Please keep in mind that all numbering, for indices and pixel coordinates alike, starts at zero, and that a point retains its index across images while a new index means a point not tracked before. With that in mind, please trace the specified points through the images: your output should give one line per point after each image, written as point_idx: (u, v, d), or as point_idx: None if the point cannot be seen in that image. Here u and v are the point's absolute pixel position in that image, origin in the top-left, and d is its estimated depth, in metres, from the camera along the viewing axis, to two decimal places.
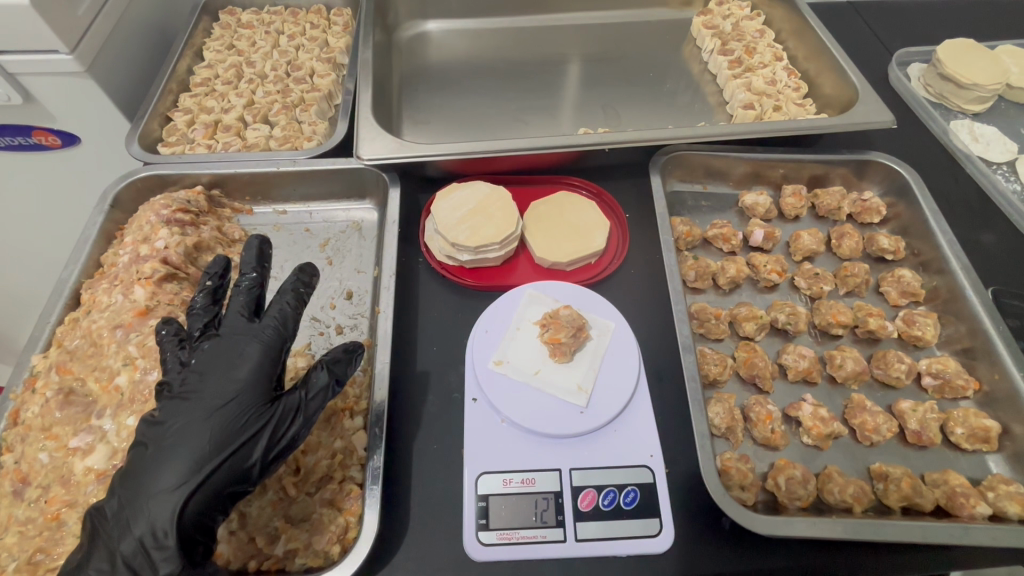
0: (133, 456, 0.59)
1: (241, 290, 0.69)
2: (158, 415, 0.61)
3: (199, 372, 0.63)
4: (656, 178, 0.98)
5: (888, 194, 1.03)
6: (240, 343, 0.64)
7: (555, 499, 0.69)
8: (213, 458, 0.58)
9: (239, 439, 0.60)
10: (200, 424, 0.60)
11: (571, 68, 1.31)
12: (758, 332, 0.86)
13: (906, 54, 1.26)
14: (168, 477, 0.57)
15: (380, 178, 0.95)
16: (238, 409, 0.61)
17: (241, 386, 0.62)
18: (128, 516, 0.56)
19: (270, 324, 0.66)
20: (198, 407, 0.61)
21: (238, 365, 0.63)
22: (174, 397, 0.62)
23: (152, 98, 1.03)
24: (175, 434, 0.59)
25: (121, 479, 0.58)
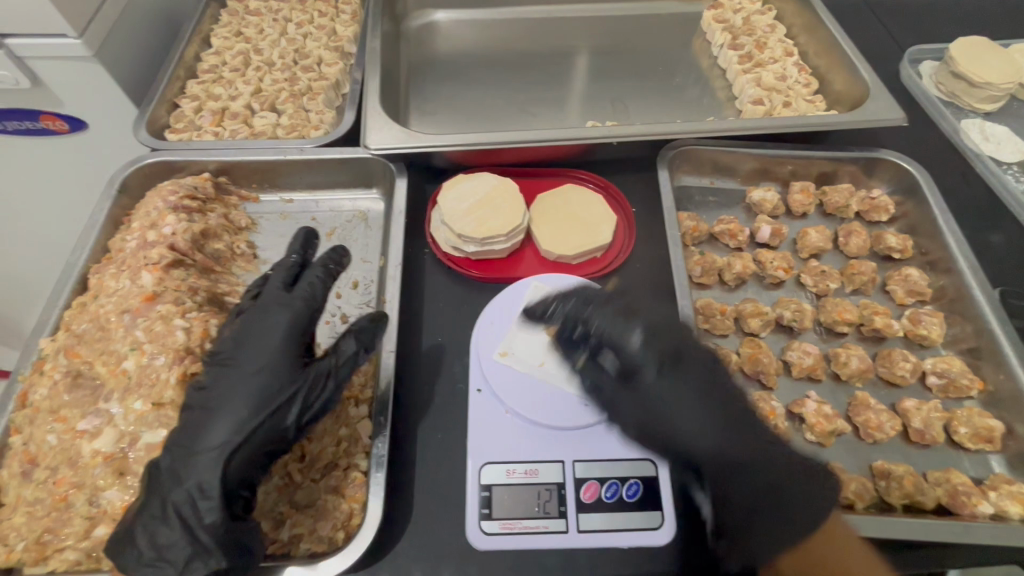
0: (183, 417, 0.62)
1: (280, 269, 0.71)
2: (203, 381, 0.64)
3: (239, 341, 0.65)
4: (664, 172, 0.98)
5: (896, 192, 1.03)
6: (273, 314, 0.66)
7: (557, 490, 0.69)
8: (252, 417, 0.60)
9: (276, 400, 0.61)
10: (239, 388, 0.62)
11: (579, 60, 1.30)
12: (763, 328, 0.86)
13: (919, 52, 1.25)
14: (212, 436, 0.59)
15: (387, 168, 0.95)
16: (273, 375, 0.62)
17: (274, 353, 0.64)
18: (177, 471, 0.58)
19: (303, 295, 0.68)
20: (238, 373, 0.63)
21: (273, 333, 0.65)
22: (217, 364, 0.65)
23: (160, 84, 1.03)
24: (217, 397, 0.62)
25: (172, 438, 0.61)
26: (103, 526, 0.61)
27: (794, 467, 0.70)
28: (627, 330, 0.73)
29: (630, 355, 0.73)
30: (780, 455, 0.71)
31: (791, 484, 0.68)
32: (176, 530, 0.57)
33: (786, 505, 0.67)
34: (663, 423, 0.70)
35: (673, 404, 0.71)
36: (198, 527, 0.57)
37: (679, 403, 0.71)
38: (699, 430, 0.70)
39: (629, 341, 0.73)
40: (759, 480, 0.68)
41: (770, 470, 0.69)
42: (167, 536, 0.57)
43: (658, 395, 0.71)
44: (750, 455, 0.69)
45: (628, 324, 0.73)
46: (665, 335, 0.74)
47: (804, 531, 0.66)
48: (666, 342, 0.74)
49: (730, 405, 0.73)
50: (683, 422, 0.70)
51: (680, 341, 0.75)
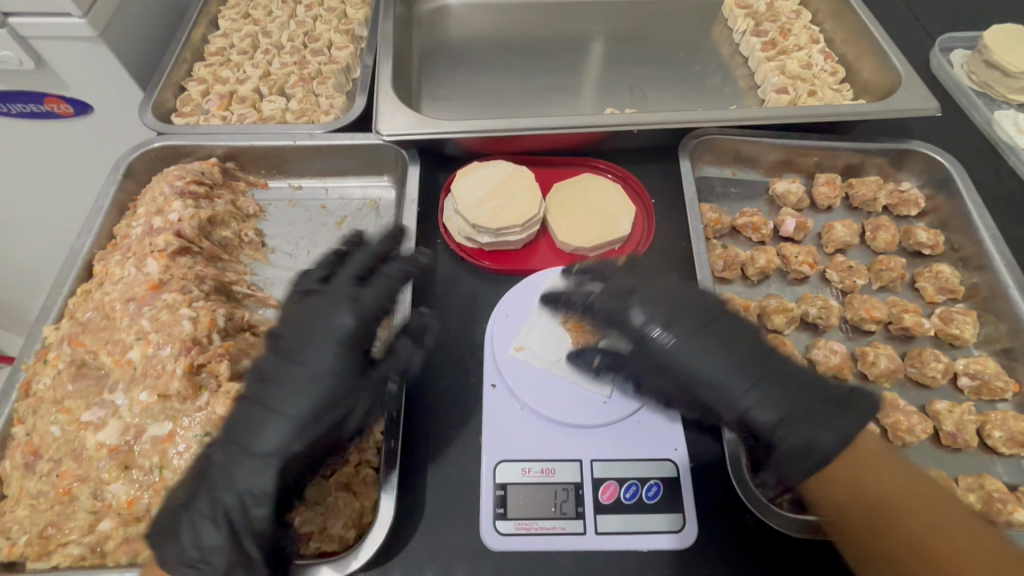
0: (238, 408, 0.60)
1: (356, 264, 0.69)
2: (267, 375, 0.62)
3: (301, 334, 0.63)
4: (686, 162, 0.95)
5: (926, 186, 0.99)
6: (339, 312, 0.64)
7: (574, 490, 0.67)
8: (313, 425, 0.59)
9: (339, 409, 0.61)
10: (306, 392, 0.60)
11: (595, 46, 1.26)
12: (787, 324, 0.83)
13: (950, 40, 1.20)
14: (270, 439, 0.58)
15: (399, 155, 0.92)
16: (341, 384, 0.61)
17: (344, 361, 0.62)
18: (232, 470, 0.57)
19: (374, 300, 0.66)
20: (300, 372, 0.61)
21: (338, 333, 0.63)
22: (278, 355, 0.63)
23: (167, 66, 1.00)
24: (279, 395, 0.60)
25: (227, 431, 0.59)
26: (107, 521, 0.59)
27: (822, 388, 0.64)
28: (625, 300, 0.69)
29: (631, 326, 0.69)
30: (806, 381, 0.64)
31: (821, 407, 0.62)
32: (222, 533, 0.56)
33: (819, 428, 0.61)
34: (682, 381, 0.66)
35: (685, 361, 0.65)
36: (246, 534, 0.56)
37: (689, 360, 0.66)
38: (717, 380, 0.65)
39: (627, 310, 0.69)
40: (787, 409, 0.62)
41: (798, 398, 0.63)
42: (211, 537, 0.56)
43: (666, 356, 0.66)
44: (773, 392, 0.64)
45: (624, 296, 0.70)
46: (669, 297, 0.69)
47: (833, 452, 0.60)
48: (666, 303, 0.68)
49: (749, 346, 0.66)
50: (699, 377, 0.65)
51: (682, 299, 0.69)
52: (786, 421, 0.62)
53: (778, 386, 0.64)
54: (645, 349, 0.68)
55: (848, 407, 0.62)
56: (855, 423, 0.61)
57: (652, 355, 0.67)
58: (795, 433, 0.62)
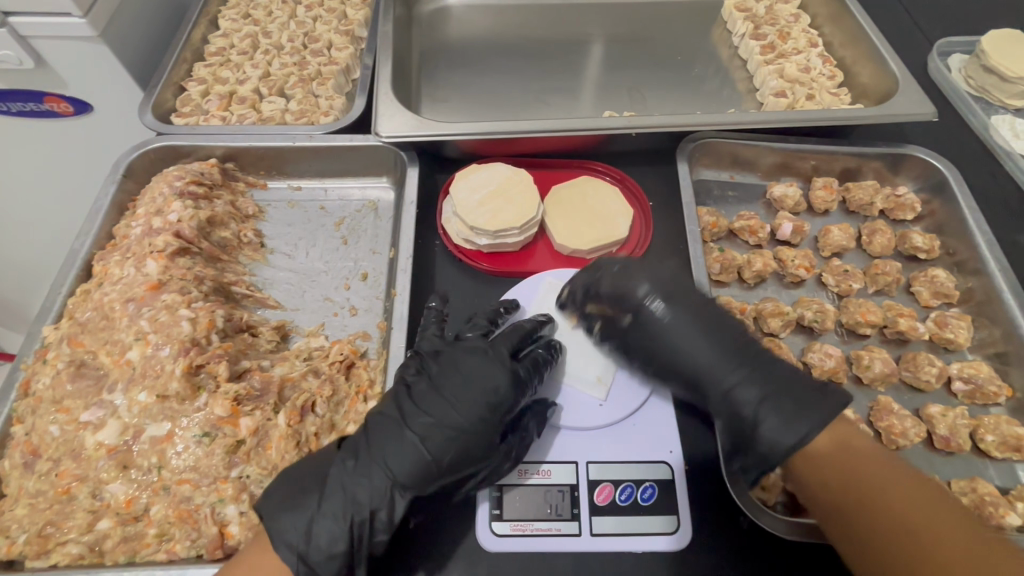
0: (379, 424, 0.63)
1: (520, 328, 0.72)
2: (422, 409, 0.64)
3: (461, 377, 0.66)
4: (684, 165, 0.95)
5: (922, 190, 0.99)
6: (500, 371, 0.66)
7: (569, 492, 0.67)
8: (444, 474, 0.62)
9: (471, 466, 0.63)
10: (446, 440, 0.62)
11: (595, 49, 1.27)
12: (783, 328, 0.84)
13: (948, 44, 1.21)
14: (403, 476, 0.60)
15: (398, 156, 0.93)
16: (480, 442, 0.63)
17: (490, 423, 0.63)
18: (361, 488, 0.60)
19: (528, 374, 0.68)
20: (456, 416, 0.63)
21: (492, 397, 0.64)
22: (432, 390, 0.65)
23: (167, 66, 1.01)
24: (429, 429, 0.62)
25: (367, 449, 0.62)
26: (106, 520, 0.60)
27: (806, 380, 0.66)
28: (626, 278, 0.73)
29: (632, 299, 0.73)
30: (789, 373, 0.66)
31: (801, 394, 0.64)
32: (342, 541, 0.57)
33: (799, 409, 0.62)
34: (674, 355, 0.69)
35: (676, 335, 0.69)
36: (360, 552, 0.58)
37: (682, 334, 0.69)
38: (704, 360, 0.68)
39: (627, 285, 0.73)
40: (763, 391, 0.64)
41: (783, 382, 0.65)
42: (331, 544, 0.57)
43: (661, 328, 0.70)
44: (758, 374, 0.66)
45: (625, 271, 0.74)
46: (671, 282, 0.73)
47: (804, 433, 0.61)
48: (667, 287, 0.72)
49: (739, 334, 0.69)
50: (687, 354, 0.68)
51: (680, 283, 0.73)
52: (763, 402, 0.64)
53: (760, 370, 0.66)
54: (641, 326, 0.71)
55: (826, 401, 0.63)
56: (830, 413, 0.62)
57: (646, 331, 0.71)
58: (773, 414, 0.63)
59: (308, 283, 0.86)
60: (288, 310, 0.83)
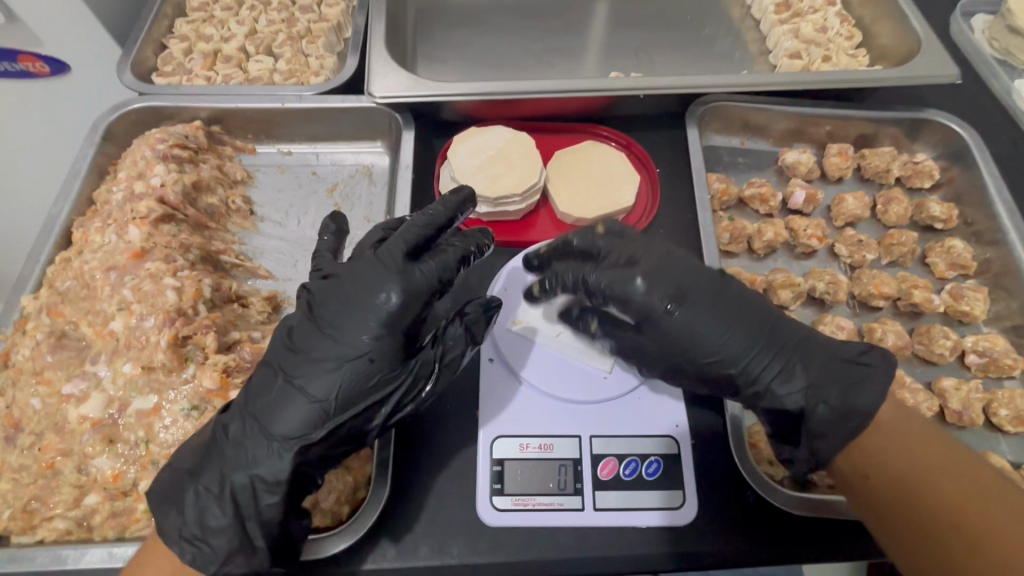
0: (261, 376, 0.58)
1: (410, 230, 0.62)
2: (298, 346, 0.58)
3: (341, 303, 0.59)
4: (693, 130, 0.92)
5: (940, 157, 0.95)
6: (385, 283, 0.58)
7: (572, 466, 0.66)
8: (336, 413, 0.56)
9: (371, 394, 0.57)
10: (332, 374, 0.56)
11: (600, 6, 1.20)
12: (794, 300, 0.81)
13: (972, 4, 1.14)
14: (292, 423, 0.55)
15: (393, 119, 0.88)
16: (372, 368, 0.57)
17: (377, 344, 0.57)
18: (243, 449, 0.55)
19: (425, 277, 0.59)
20: (340, 346, 0.57)
21: (382, 312, 0.57)
22: (314, 324, 0.59)
23: (146, 22, 0.95)
24: (309, 371, 0.57)
25: (242, 402, 0.57)
26: (93, 495, 0.58)
27: (833, 351, 0.61)
28: (625, 274, 0.63)
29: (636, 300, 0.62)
30: (823, 346, 0.61)
31: (839, 367, 0.60)
32: (228, 514, 0.54)
33: (843, 388, 0.58)
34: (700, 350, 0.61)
35: (697, 336, 0.61)
36: (252, 520, 0.54)
37: (699, 331, 0.61)
38: (730, 352, 0.61)
39: (631, 284, 0.62)
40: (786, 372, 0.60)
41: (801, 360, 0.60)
42: (216, 518, 0.54)
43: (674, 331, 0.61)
44: (789, 360, 0.60)
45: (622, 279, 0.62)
46: (666, 262, 0.63)
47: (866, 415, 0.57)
48: (671, 273, 0.63)
49: (760, 316, 0.62)
50: (706, 339, 0.61)
51: (682, 265, 0.64)
52: (794, 387, 0.60)
53: (791, 349, 0.61)
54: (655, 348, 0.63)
55: (870, 372, 0.59)
56: (880, 391, 0.58)
57: (661, 346, 0.63)
58: (819, 405, 0.59)
59: (300, 252, 0.83)
60: (279, 280, 0.80)
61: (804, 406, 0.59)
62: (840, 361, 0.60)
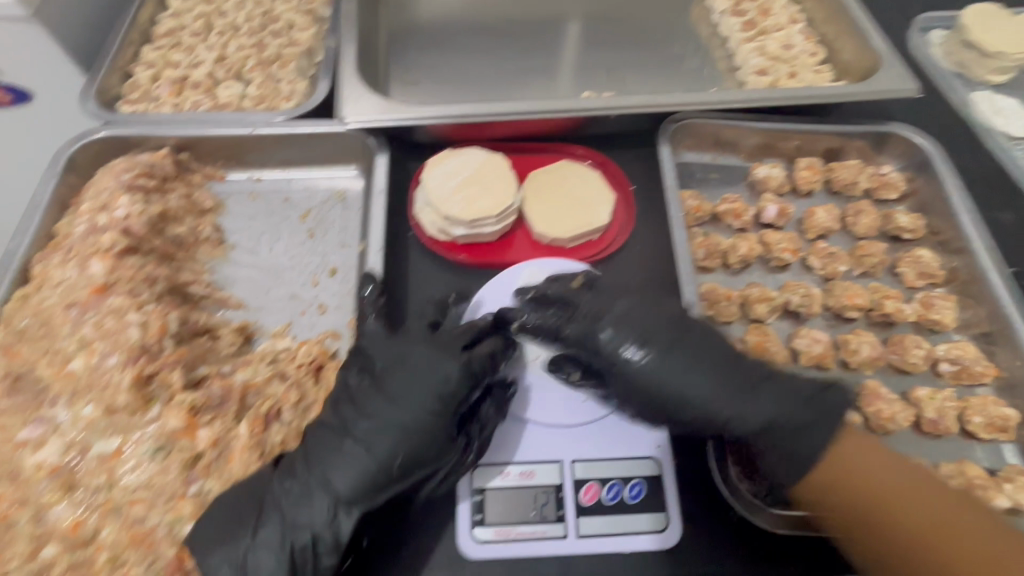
0: (321, 435, 0.60)
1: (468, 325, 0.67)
2: (364, 409, 0.61)
3: (407, 373, 0.62)
4: (666, 148, 0.92)
5: (906, 169, 0.98)
6: (448, 361, 0.62)
7: (555, 493, 0.64)
8: (396, 479, 0.58)
9: (428, 463, 0.60)
10: (395, 441, 0.58)
11: (572, 28, 1.22)
12: (770, 314, 0.82)
13: (927, 20, 1.19)
14: (352, 485, 0.56)
15: (366, 143, 0.87)
16: (433, 438, 0.59)
17: (439, 415, 0.60)
18: (304, 508, 0.56)
19: (484, 363, 0.64)
20: (401, 415, 0.59)
21: (445, 387, 0.61)
22: (376, 390, 0.62)
23: (112, 50, 0.93)
24: (374, 434, 0.59)
25: (305, 461, 0.58)
26: (50, 547, 0.54)
27: (796, 389, 0.64)
28: (591, 329, 0.65)
29: (604, 349, 0.65)
30: (779, 387, 0.64)
31: (798, 407, 0.62)
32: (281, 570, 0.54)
33: (797, 436, 0.61)
34: (660, 399, 0.63)
35: (661, 382, 0.63)
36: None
37: (662, 379, 0.63)
38: (693, 397, 0.63)
39: (599, 337, 0.65)
40: (751, 406, 0.62)
41: (764, 398, 0.63)
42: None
43: (641, 378, 0.64)
44: (751, 399, 0.63)
45: (591, 325, 0.66)
46: (634, 316, 0.66)
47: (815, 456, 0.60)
48: (638, 323, 0.65)
49: (722, 361, 0.64)
50: (668, 382, 0.63)
51: (656, 315, 0.66)
52: (748, 429, 0.62)
53: (749, 396, 0.63)
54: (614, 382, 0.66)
55: (820, 418, 0.62)
56: (832, 428, 0.61)
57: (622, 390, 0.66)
58: (766, 446, 0.62)
59: (274, 281, 0.81)
60: (251, 310, 0.78)
61: (754, 443, 0.63)
62: (800, 400, 0.63)
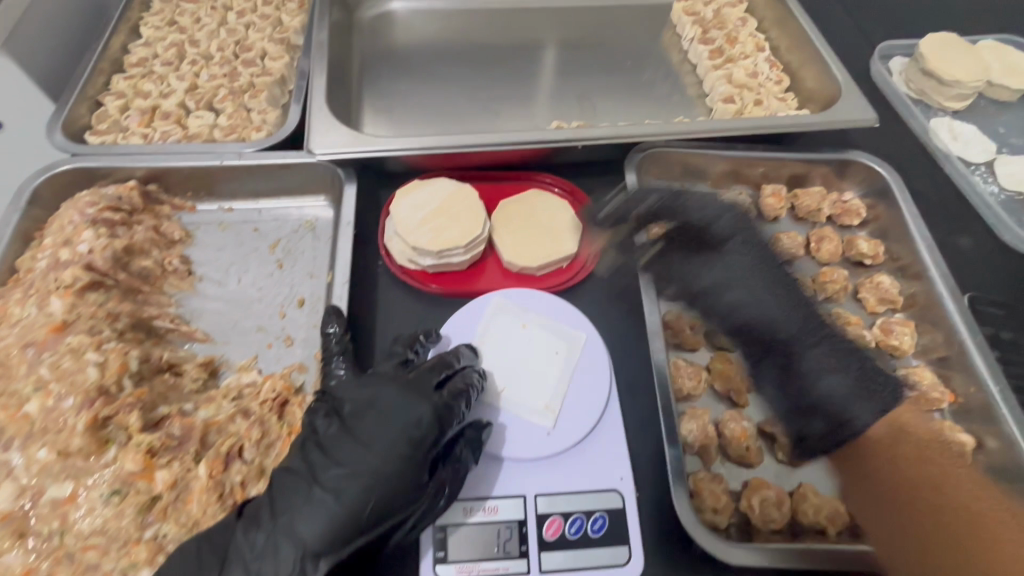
0: (287, 481, 0.58)
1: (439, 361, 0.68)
2: (331, 455, 0.59)
3: (378, 416, 0.61)
4: (633, 177, 0.94)
5: (867, 196, 1.00)
6: (421, 403, 0.62)
7: (518, 528, 0.65)
8: (365, 527, 0.57)
9: (398, 510, 0.58)
10: (364, 487, 0.57)
11: (546, 54, 1.24)
12: (734, 341, 0.83)
13: (889, 48, 1.23)
14: (318, 536, 0.55)
15: (335, 174, 0.88)
16: (403, 483, 0.58)
17: (408, 460, 0.59)
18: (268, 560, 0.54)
19: (455, 402, 0.64)
20: (371, 460, 0.58)
21: (415, 430, 0.60)
22: (346, 434, 0.61)
23: (81, 80, 0.93)
24: (342, 481, 0.57)
25: (269, 510, 0.57)
26: None
27: (841, 339, 0.70)
28: (710, 210, 0.79)
29: (712, 232, 0.78)
30: (825, 331, 0.70)
31: (839, 348, 0.69)
32: None
33: (834, 356, 0.68)
34: (736, 297, 0.74)
35: (739, 295, 0.74)
36: None
37: (752, 291, 0.74)
38: (782, 319, 0.72)
39: (709, 220, 0.78)
40: (803, 337, 0.70)
41: (813, 331, 0.70)
42: None
43: (729, 259, 0.76)
44: (801, 330, 0.71)
45: (710, 218, 0.78)
46: (753, 242, 0.77)
47: (825, 395, 0.67)
48: (755, 250, 0.76)
49: (805, 300, 0.73)
50: (756, 296, 0.73)
51: (767, 249, 0.77)
52: (812, 356, 0.69)
53: (820, 331, 0.70)
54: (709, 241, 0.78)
55: (857, 361, 0.68)
56: (858, 369, 0.67)
57: (678, 270, 0.80)
58: (817, 370, 0.68)
59: (241, 313, 0.81)
60: (218, 343, 0.78)
61: (793, 351, 0.70)
62: (844, 346, 0.69)
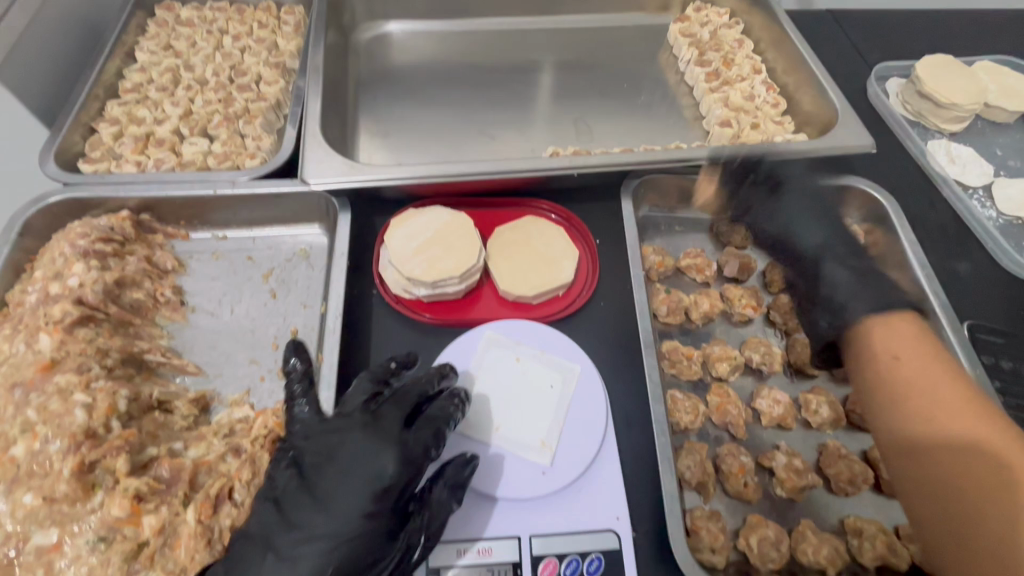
0: (243, 549, 0.57)
1: (407, 396, 0.66)
2: (290, 518, 0.58)
3: (338, 470, 0.60)
4: (628, 203, 0.93)
5: (865, 222, 1.00)
6: (382, 454, 0.61)
7: (512, 570, 0.63)
8: None
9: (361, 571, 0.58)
10: (324, 552, 0.57)
11: (542, 76, 1.24)
12: (731, 372, 0.83)
13: (885, 70, 1.23)
14: None
15: (329, 203, 0.87)
16: (364, 545, 0.58)
17: (369, 520, 0.58)
18: None
19: (422, 445, 0.63)
20: (329, 523, 0.58)
21: (377, 483, 0.59)
22: (305, 492, 0.60)
23: (75, 107, 0.93)
24: (300, 547, 0.57)
25: None
26: None
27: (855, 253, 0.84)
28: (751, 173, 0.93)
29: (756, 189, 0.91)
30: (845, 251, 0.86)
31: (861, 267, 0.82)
32: None
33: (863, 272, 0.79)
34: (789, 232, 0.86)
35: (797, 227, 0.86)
36: None
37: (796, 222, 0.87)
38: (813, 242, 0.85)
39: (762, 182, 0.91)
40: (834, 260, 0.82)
41: (848, 252, 0.83)
42: None
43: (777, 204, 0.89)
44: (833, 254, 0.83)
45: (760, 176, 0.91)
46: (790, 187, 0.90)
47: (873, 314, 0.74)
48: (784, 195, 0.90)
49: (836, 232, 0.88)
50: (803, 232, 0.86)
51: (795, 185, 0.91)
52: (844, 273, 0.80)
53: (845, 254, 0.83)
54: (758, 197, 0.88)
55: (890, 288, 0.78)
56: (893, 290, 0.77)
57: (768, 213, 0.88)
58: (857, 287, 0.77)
59: (233, 345, 0.80)
60: (210, 376, 0.77)
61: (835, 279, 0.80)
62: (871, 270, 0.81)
